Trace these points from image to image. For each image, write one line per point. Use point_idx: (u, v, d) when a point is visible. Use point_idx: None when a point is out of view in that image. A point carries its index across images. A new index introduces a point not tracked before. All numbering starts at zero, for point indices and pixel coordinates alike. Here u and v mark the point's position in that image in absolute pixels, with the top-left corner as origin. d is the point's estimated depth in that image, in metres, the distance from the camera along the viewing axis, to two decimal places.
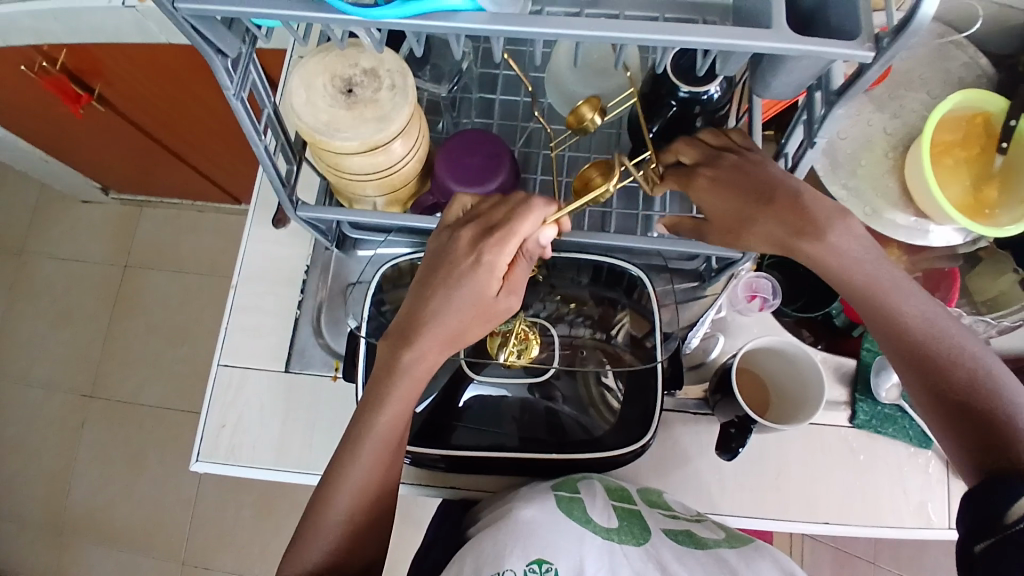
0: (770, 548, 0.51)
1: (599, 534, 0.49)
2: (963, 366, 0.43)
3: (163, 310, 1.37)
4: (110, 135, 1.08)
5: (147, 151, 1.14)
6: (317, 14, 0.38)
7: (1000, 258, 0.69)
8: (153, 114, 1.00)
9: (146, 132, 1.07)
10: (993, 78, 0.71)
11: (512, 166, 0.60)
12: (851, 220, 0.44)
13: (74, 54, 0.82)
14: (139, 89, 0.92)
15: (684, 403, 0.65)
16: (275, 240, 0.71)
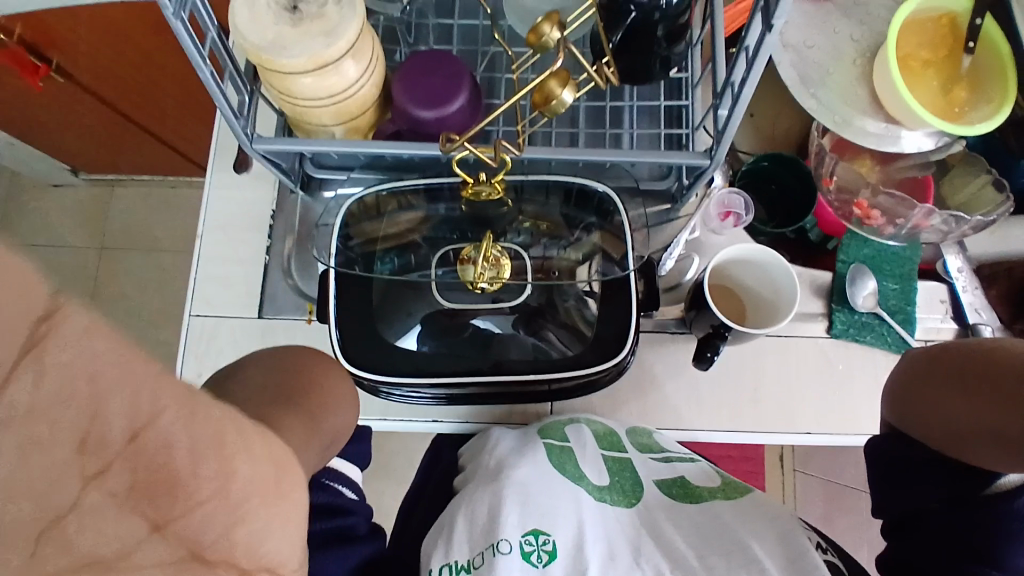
0: (772, 505, 0.51)
1: (591, 494, 0.52)
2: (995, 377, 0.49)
3: (142, 293, 1.31)
4: (75, 112, 1.00)
5: (115, 128, 1.08)
6: None
7: (971, 162, 0.68)
8: (126, 94, 0.96)
9: (110, 105, 0.99)
10: None
11: (474, 85, 0.58)
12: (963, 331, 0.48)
13: (29, 24, 0.76)
14: (100, 57, 0.85)
15: (663, 324, 0.65)
16: (239, 186, 0.70)
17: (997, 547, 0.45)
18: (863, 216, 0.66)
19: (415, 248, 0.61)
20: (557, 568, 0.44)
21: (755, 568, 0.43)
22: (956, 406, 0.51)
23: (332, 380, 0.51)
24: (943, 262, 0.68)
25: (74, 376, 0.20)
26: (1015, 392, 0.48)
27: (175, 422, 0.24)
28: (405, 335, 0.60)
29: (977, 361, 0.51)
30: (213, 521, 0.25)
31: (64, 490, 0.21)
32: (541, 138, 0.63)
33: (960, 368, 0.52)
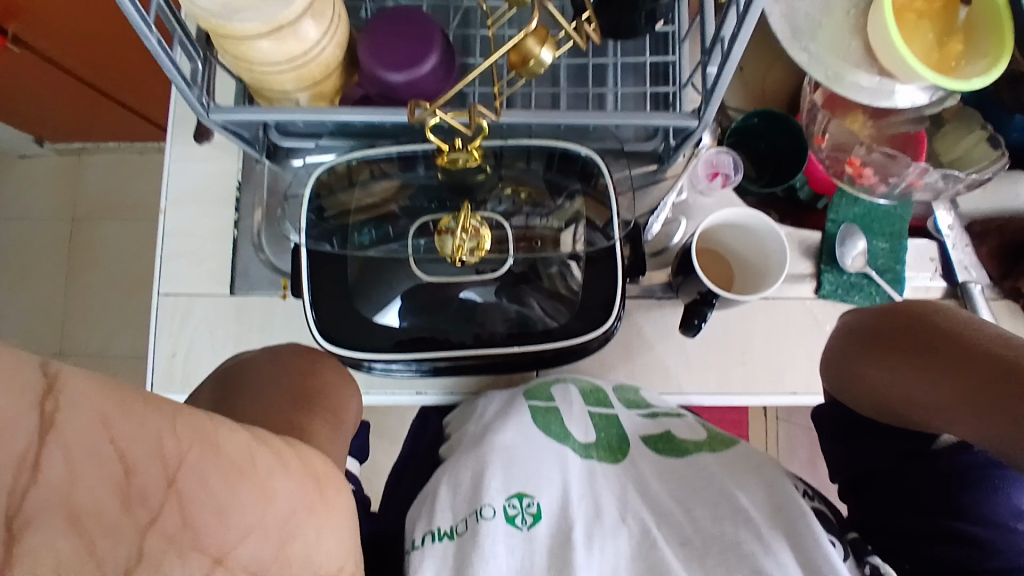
0: (758, 454, 0.49)
1: (577, 452, 0.50)
2: (926, 345, 0.47)
3: (120, 263, 1.27)
4: (34, 81, 0.94)
5: (79, 96, 1.02)
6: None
7: (966, 117, 0.66)
8: (84, 58, 0.90)
9: (70, 73, 0.93)
10: None
11: (446, 46, 0.55)
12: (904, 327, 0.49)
13: None
14: (54, 21, 0.79)
15: (649, 289, 0.63)
16: (203, 158, 0.67)
17: (961, 497, 0.48)
18: (856, 174, 0.64)
19: (392, 219, 0.57)
20: (543, 530, 0.44)
21: (740, 518, 0.43)
22: (930, 390, 0.47)
23: (331, 367, 0.53)
24: (933, 219, 0.66)
25: (101, 442, 0.22)
26: (940, 360, 0.46)
27: (204, 459, 0.26)
28: (383, 310, 0.58)
29: (910, 328, 0.49)
30: (261, 543, 0.28)
31: (124, 545, 0.23)
32: (521, 100, 0.60)
33: (897, 329, 0.50)
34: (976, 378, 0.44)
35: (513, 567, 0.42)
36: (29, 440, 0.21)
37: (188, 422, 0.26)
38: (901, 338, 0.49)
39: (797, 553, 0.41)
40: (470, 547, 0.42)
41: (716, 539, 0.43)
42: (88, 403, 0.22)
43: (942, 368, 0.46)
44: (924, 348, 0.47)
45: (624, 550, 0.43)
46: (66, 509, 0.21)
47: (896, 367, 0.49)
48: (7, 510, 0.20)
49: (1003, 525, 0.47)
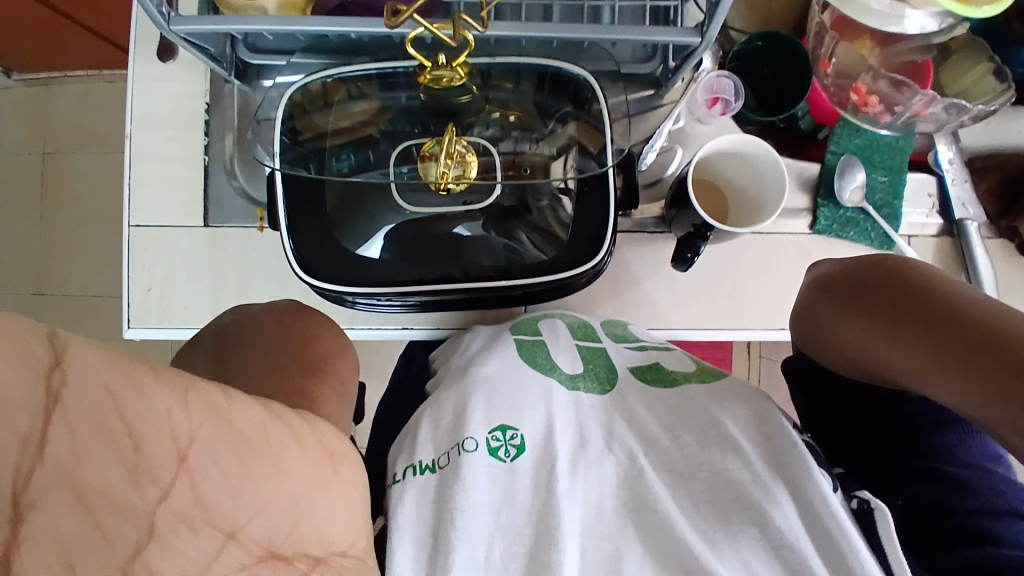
0: (747, 387, 0.49)
1: (563, 383, 0.50)
2: (897, 307, 0.45)
3: (91, 200, 1.20)
4: None
5: (37, 18, 0.93)
6: None
7: (976, 47, 0.62)
8: None
9: None
10: None
11: None
12: (878, 291, 0.47)
13: None
14: None
15: (641, 223, 0.61)
16: (167, 78, 0.61)
17: (927, 439, 0.49)
18: (861, 103, 0.61)
19: (373, 144, 0.54)
20: (527, 461, 0.44)
21: (729, 445, 0.44)
22: (899, 355, 0.45)
23: (329, 324, 0.52)
24: (935, 153, 0.64)
25: (107, 415, 0.22)
26: (910, 323, 0.44)
27: (213, 435, 0.26)
28: (367, 242, 0.55)
29: (883, 288, 0.47)
30: (274, 519, 0.29)
31: (134, 525, 0.23)
32: (511, 13, 0.55)
33: (869, 289, 0.48)
34: (949, 345, 0.42)
35: (495, 497, 0.42)
36: (33, 419, 0.20)
37: (200, 396, 0.27)
38: (871, 298, 0.47)
39: (788, 485, 0.41)
40: (453, 479, 0.42)
41: (703, 466, 0.43)
42: (95, 374, 0.22)
43: (908, 335, 0.44)
44: (897, 311, 0.45)
45: (610, 478, 0.43)
46: (71, 485, 0.21)
47: (866, 330, 0.47)
48: (14, 489, 0.20)
49: (966, 462, 0.48)
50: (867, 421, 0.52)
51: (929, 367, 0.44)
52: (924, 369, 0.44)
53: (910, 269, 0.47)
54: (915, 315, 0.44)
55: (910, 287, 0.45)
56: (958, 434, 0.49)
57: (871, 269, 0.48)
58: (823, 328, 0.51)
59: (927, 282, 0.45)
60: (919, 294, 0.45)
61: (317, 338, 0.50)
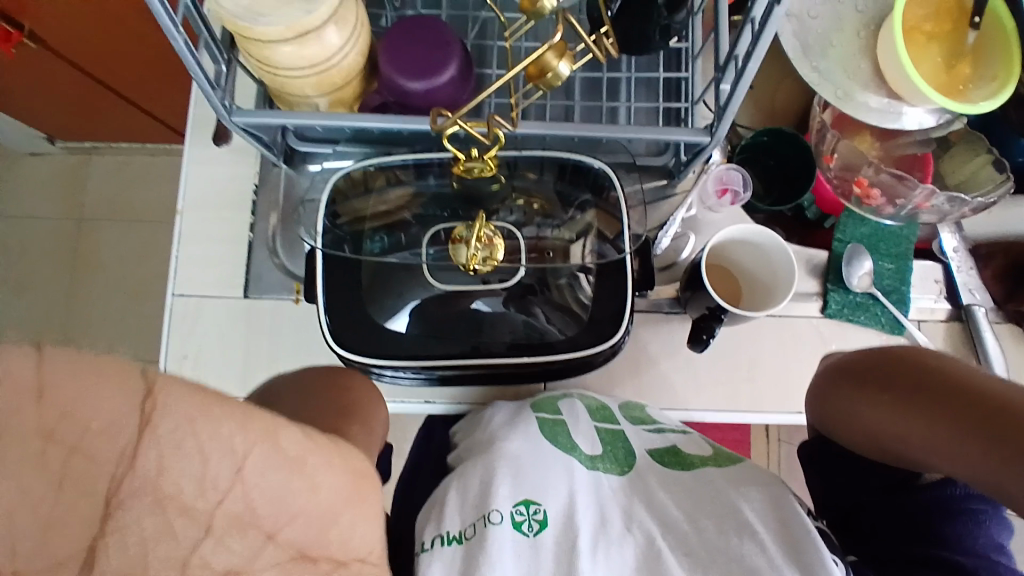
0: (760, 472, 0.50)
1: (583, 463, 0.50)
2: (909, 389, 0.47)
3: (121, 267, 1.29)
4: (44, 77, 0.97)
5: (87, 93, 1.05)
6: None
7: (973, 140, 0.67)
8: (99, 58, 0.94)
9: (86, 74, 0.98)
10: None
11: (463, 52, 0.56)
12: (890, 375, 0.49)
13: None
14: (71, 24, 0.84)
15: (658, 303, 0.64)
16: (217, 161, 0.67)
17: (936, 529, 0.48)
18: (863, 196, 0.65)
19: (405, 227, 0.59)
20: (549, 536, 0.44)
21: (747, 531, 0.44)
22: (915, 430, 0.46)
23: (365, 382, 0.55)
24: (938, 241, 0.67)
25: (180, 435, 0.24)
26: (922, 404, 0.46)
27: (265, 452, 0.27)
28: (395, 316, 0.57)
29: (893, 372, 0.49)
30: (309, 528, 0.28)
31: (195, 528, 0.24)
32: (535, 113, 0.61)
33: (880, 374, 0.50)
34: (967, 422, 0.43)
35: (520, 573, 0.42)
36: (124, 435, 0.23)
37: (255, 418, 0.27)
38: (882, 381, 0.49)
39: (800, 569, 0.41)
40: (478, 551, 0.42)
41: (721, 551, 0.43)
42: (168, 407, 0.24)
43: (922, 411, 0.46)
44: (909, 392, 0.47)
45: (630, 561, 0.43)
46: (152, 496, 0.23)
47: (880, 406, 0.49)
48: (101, 495, 0.22)
49: (976, 552, 0.47)
50: (872, 518, 0.52)
51: (956, 447, 0.44)
52: (946, 447, 0.44)
53: (917, 356, 0.49)
54: (927, 396, 0.46)
55: (918, 372, 0.48)
56: (967, 525, 0.48)
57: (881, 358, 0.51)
58: (839, 415, 0.52)
59: (935, 365, 0.48)
60: (928, 377, 0.47)
61: (349, 391, 0.53)
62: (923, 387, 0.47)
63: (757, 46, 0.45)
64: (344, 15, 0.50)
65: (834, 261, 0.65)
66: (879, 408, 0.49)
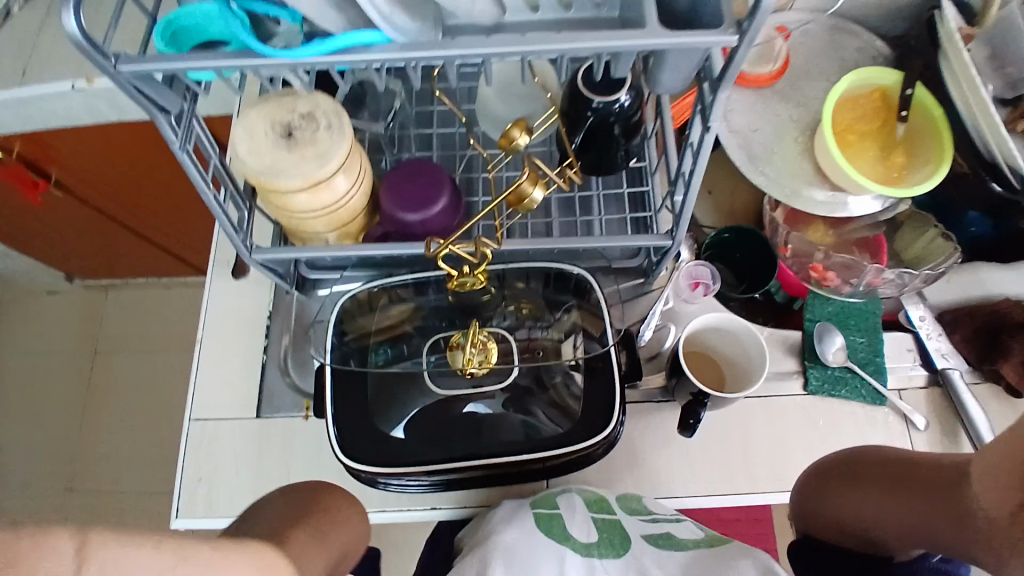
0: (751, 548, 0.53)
1: (577, 551, 0.53)
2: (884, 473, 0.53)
3: (135, 394, 1.34)
4: (71, 222, 1.09)
5: (108, 235, 1.16)
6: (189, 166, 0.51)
7: (919, 219, 0.74)
8: (119, 201, 1.05)
9: (107, 216, 1.09)
10: (889, 57, 0.78)
11: (452, 186, 0.65)
12: (868, 463, 0.55)
13: (28, 143, 0.87)
14: (97, 172, 0.96)
15: (649, 394, 0.67)
16: (234, 291, 0.74)
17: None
18: (821, 278, 0.72)
19: (407, 338, 0.65)
20: None
21: None
22: (867, 502, 0.53)
23: (343, 493, 0.57)
24: (905, 312, 0.72)
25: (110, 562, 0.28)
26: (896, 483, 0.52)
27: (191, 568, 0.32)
28: (401, 424, 0.61)
29: (870, 463, 0.55)
30: None
31: None
32: (519, 230, 0.69)
33: (860, 465, 0.55)
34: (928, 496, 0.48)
35: None
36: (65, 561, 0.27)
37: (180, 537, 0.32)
38: (863, 471, 0.55)
39: None
40: None
41: None
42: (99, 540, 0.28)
43: (873, 484, 0.54)
44: (882, 478, 0.53)
45: None
46: None
47: (847, 483, 0.55)
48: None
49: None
50: None
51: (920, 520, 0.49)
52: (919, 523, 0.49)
53: (887, 451, 0.55)
54: (895, 478, 0.52)
55: (890, 461, 0.54)
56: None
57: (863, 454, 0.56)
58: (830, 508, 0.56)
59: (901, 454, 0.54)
60: (900, 462, 0.53)
61: (322, 496, 0.56)
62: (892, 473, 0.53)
63: (700, 163, 0.52)
64: (351, 163, 0.59)
65: (807, 338, 0.69)
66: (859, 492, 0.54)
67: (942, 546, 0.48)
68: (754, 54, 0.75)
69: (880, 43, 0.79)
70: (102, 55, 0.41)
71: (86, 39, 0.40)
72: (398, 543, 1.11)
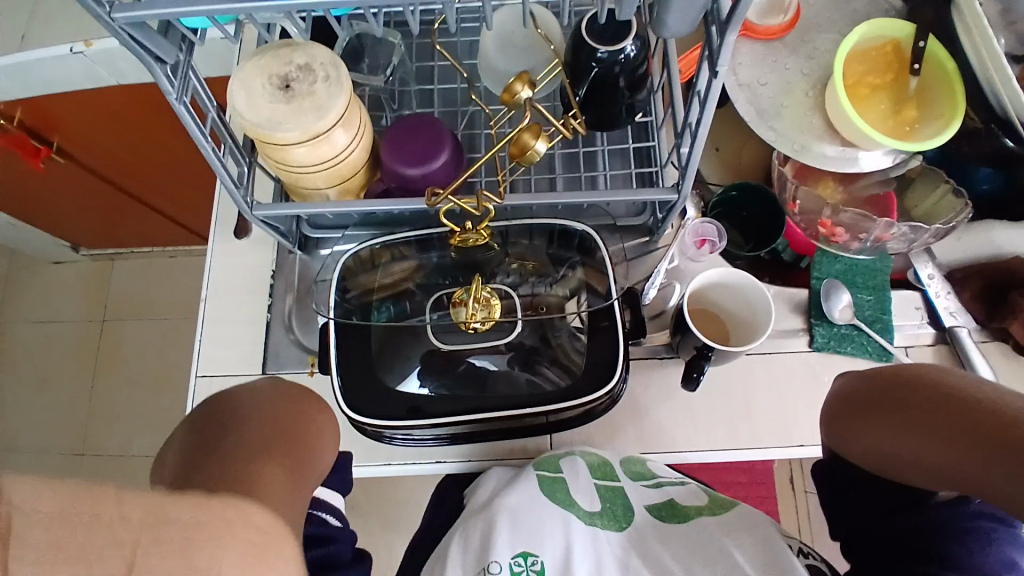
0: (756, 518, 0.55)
1: (582, 519, 0.56)
2: (909, 402, 0.52)
3: (144, 361, 1.36)
4: (72, 189, 1.08)
5: (110, 202, 1.16)
6: (187, 118, 0.50)
7: (929, 174, 0.72)
8: (117, 167, 1.04)
9: (109, 183, 1.08)
10: (902, 9, 0.75)
11: (454, 141, 0.64)
12: (894, 392, 0.53)
13: (30, 108, 0.85)
14: (96, 138, 0.95)
15: (654, 349, 0.67)
16: (238, 250, 0.74)
17: (944, 547, 0.50)
18: (829, 234, 0.70)
19: (410, 295, 0.64)
20: None
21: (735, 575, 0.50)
22: (888, 431, 0.53)
23: (312, 405, 0.58)
24: (913, 270, 0.71)
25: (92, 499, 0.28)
26: (923, 414, 0.51)
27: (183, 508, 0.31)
28: (406, 379, 0.61)
29: (894, 392, 0.53)
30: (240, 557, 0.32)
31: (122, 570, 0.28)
32: (523, 186, 0.69)
33: (885, 393, 0.54)
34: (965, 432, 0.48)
35: None
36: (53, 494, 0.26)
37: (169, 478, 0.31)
38: (888, 399, 0.54)
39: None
40: None
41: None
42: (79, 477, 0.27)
43: (896, 415, 0.52)
44: (909, 408, 0.52)
45: None
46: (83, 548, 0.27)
47: (867, 412, 0.54)
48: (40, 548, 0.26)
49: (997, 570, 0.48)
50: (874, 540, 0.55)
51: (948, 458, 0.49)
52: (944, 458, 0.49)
53: (915, 377, 0.53)
54: (923, 409, 0.51)
55: (918, 390, 0.52)
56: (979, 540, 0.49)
57: (889, 380, 0.54)
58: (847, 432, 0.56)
59: (930, 384, 0.52)
60: (928, 394, 0.51)
61: (286, 409, 0.56)
62: (921, 404, 0.51)
63: (706, 114, 0.51)
64: (349, 116, 0.58)
65: (811, 295, 0.69)
66: (881, 421, 0.53)
67: (964, 480, 0.48)
68: (763, 6, 0.75)
69: None
70: (93, 1, 0.40)
71: None
72: (405, 506, 1.14)
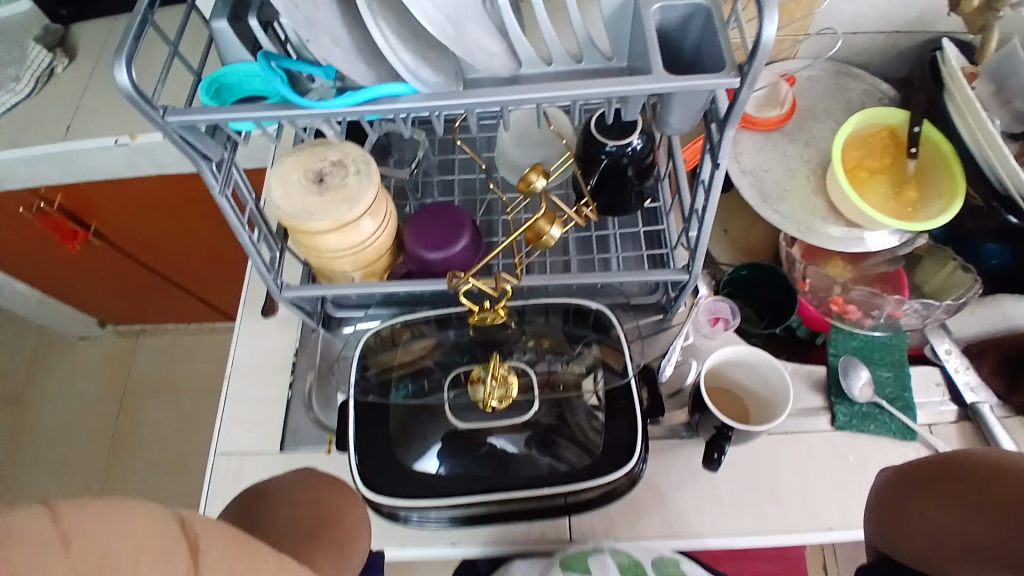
0: None
1: None
2: (955, 486, 0.48)
3: (161, 441, 1.36)
4: (105, 270, 1.14)
5: (140, 282, 1.21)
6: (228, 208, 0.54)
7: (937, 252, 0.74)
8: (149, 250, 1.10)
9: (139, 263, 1.14)
10: (894, 98, 0.80)
11: (472, 225, 0.67)
12: (944, 475, 0.50)
13: (69, 196, 0.93)
14: (132, 222, 1.01)
15: (673, 430, 0.67)
16: (265, 329, 0.76)
17: None
18: (842, 311, 0.72)
19: (428, 372, 0.66)
20: None
21: None
22: (935, 517, 0.49)
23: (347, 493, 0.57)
24: (930, 345, 0.71)
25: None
26: (970, 498, 0.47)
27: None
28: (423, 458, 0.61)
29: (941, 474, 0.50)
30: None
31: None
32: (538, 268, 0.71)
33: (931, 478, 0.51)
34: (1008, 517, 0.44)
35: None
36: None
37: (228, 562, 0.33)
38: (936, 482, 0.50)
39: None
40: None
41: None
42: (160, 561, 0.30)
43: (945, 499, 0.49)
44: (957, 492, 0.48)
45: None
46: None
47: (915, 498, 0.51)
48: None
49: None
50: None
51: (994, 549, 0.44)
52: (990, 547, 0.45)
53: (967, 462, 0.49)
54: (970, 496, 0.47)
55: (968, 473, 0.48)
56: None
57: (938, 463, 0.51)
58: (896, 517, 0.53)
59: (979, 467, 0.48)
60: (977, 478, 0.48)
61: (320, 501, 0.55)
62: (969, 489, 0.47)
63: (710, 202, 0.54)
64: (376, 206, 0.62)
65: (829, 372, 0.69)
66: (928, 508, 0.50)
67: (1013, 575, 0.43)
68: (760, 99, 0.80)
69: (884, 85, 0.82)
70: (150, 106, 0.45)
71: (135, 91, 0.44)
72: None
